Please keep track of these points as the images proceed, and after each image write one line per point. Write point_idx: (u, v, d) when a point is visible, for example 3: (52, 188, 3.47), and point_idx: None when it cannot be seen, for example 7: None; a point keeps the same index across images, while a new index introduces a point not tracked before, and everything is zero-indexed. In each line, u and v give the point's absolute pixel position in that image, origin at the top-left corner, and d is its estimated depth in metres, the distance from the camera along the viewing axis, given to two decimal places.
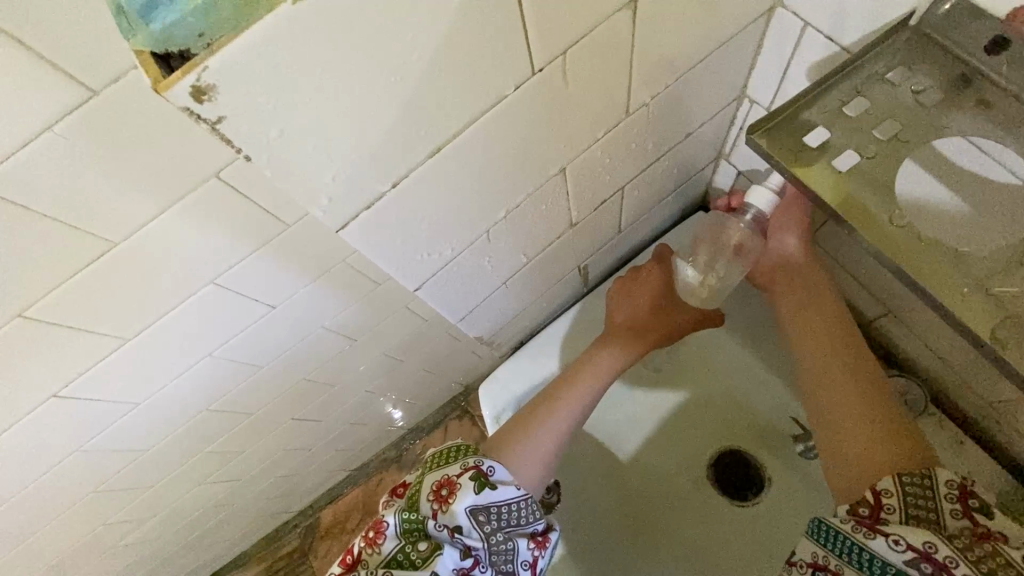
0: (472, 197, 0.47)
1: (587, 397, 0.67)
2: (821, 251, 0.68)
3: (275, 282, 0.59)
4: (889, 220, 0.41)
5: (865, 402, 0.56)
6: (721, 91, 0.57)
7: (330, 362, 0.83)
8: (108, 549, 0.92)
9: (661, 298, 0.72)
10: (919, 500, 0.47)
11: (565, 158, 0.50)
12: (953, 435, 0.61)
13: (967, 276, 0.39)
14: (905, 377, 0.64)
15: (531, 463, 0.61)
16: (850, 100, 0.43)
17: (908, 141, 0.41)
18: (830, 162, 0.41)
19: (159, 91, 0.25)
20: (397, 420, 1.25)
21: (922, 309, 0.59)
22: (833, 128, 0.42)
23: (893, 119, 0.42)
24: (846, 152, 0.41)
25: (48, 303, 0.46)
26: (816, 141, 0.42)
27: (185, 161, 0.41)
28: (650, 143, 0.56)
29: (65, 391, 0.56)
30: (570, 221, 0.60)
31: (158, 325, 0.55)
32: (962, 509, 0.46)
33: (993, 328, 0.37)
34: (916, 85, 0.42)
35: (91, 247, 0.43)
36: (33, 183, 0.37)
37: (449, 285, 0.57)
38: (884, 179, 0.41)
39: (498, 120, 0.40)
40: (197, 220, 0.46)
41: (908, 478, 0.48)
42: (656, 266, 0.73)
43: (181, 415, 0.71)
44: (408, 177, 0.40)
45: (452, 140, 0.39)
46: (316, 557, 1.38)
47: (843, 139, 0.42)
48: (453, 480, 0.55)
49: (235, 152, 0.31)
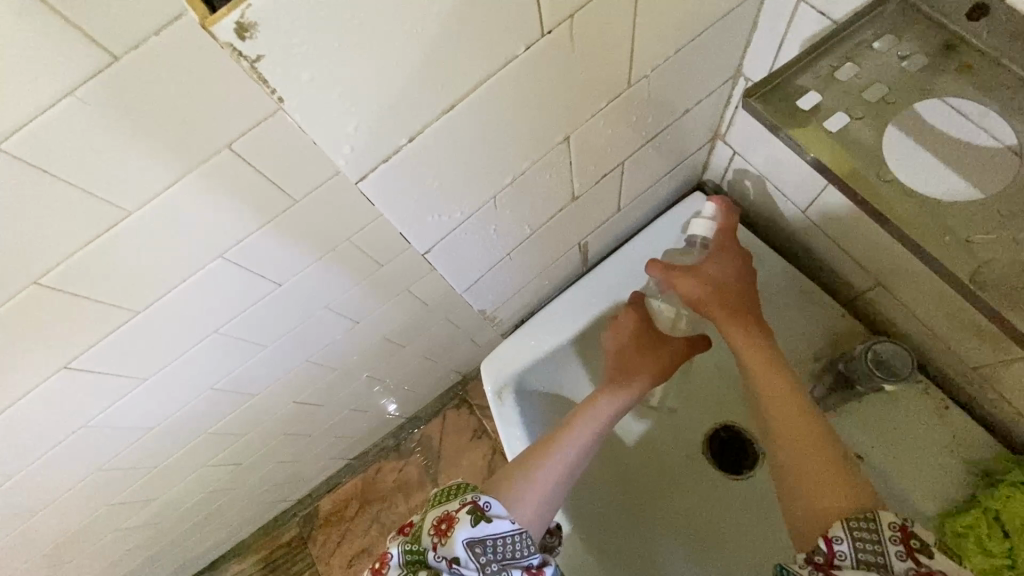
0: (479, 162, 0.48)
1: (589, 438, 0.65)
2: (810, 225, 0.67)
3: (282, 258, 0.61)
4: (877, 176, 0.42)
5: (809, 436, 0.56)
6: (719, 68, 0.58)
7: (333, 344, 0.84)
8: (112, 532, 0.93)
9: (644, 342, 0.71)
10: (868, 544, 0.48)
11: (570, 126, 0.51)
12: (938, 400, 0.63)
13: (952, 226, 0.41)
14: (894, 343, 0.61)
15: (529, 501, 0.60)
16: (840, 66, 0.45)
17: (896, 103, 0.44)
18: (823, 125, 0.43)
19: (208, 23, 0.27)
20: (393, 409, 1.26)
21: (925, 274, 0.56)
22: (825, 92, 0.44)
23: (881, 82, 0.44)
24: (836, 114, 0.43)
25: (62, 273, 0.47)
26: (808, 104, 0.44)
27: (204, 131, 0.42)
28: (650, 118, 0.57)
29: (75, 363, 0.57)
30: (573, 194, 0.62)
31: (167, 299, 0.56)
32: (905, 549, 0.48)
33: (972, 272, 0.39)
34: (902, 52, 0.44)
35: (106, 215, 0.44)
36: (60, 148, 0.38)
37: (457, 252, 0.59)
38: (872, 141, 0.43)
39: (504, 85, 0.42)
40: (208, 189, 0.47)
41: (855, 523, 0.49)
42: (631, 310, 0.72)
43: (187, 393, 0.72)
44: (423, 133, 0.42)
45: (464, 98, 0.41)
46: (316, 546, 1.39)
47: (834, 102, 0.44)
48: (452, 515, 0.56)
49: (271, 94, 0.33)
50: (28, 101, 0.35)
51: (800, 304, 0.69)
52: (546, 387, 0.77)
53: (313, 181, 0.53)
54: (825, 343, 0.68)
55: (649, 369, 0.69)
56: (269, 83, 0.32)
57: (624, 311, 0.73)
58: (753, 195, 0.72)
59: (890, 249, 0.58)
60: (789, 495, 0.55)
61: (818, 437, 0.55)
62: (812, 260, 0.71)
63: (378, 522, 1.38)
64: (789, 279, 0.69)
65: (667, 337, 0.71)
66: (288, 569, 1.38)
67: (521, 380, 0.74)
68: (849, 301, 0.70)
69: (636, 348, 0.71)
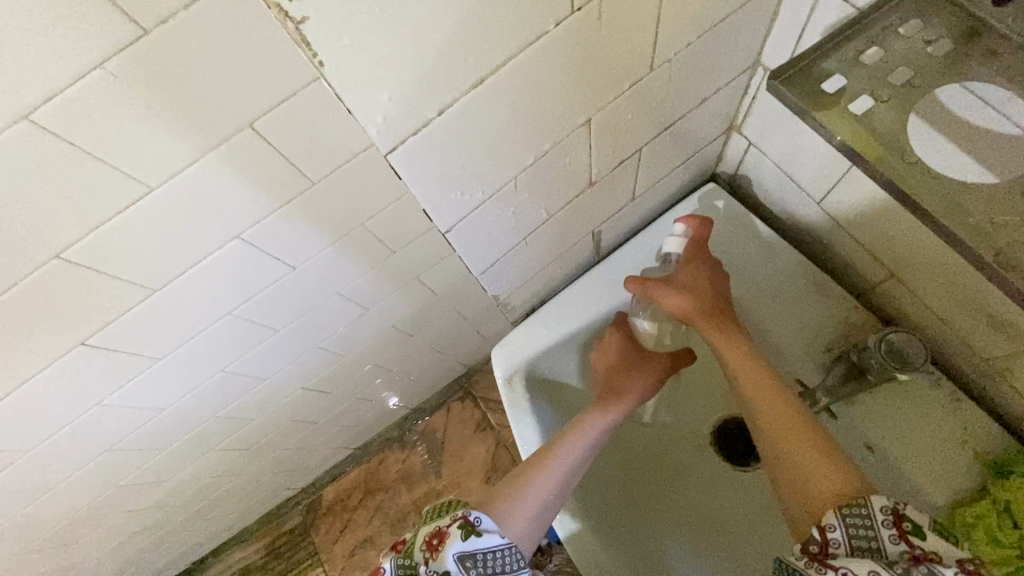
0: (499, 140, 0.48)
1: (583, 448, 0.65)
2: (826, 217, 0.66)
3: (298, 241, 0.61)
4: (901, 158, 0.42)
5: (790, 428, 0.56)
6: (738, 56, 0.58)
7: (343, 331, 0.85)
8: (119, 513, 0.94)
9: (631, 360, 0.71)
10: (860, 530, 0.48)
11: (592, 109, 0.51)
12: (949, 392, 0.63)
13: (977, 207, 0.40)
14: (908, 332, 0.60)
15: (520, 516, 0.60)
16: (865, 50, 0.45)
17: (922, 86, 0.44)
18: (848, 106, 0.43)
19: None
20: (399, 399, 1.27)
21: (941, 264, 0.56)
22: (850, 76, 0.44)
23: (906, 66, 0.44)
24: (861, 97, 0.43)
25: (84, 246, 0.47)
26: (833, 87, 0.44)
27: (227, 107, 0.43)
28: (669, 104, 0.57)
29: (92, 339, 0.57)
30: (590, 179, 0.62)
31: (184, 277, 0.57)
32: (898, 533, 0.48)
33: (997, 251, 0.39)
34: (927, 36, 0.45)
35: (128, 190, 0.45)
36: (86, 122, 0.39)
37: (474, 234, 0.59)
38: (897, 123, 0.43)
39: (530, 62, 0.42)
40: (228, 167, 0.48)
41: (848, 510, 0.49)
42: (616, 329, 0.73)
43: (200, 375, 0.73)
44: (450, 108, 0.43)
45: (494, 72, 0.42)
46: (318, 534, 1.39)
47: (858, 86, 0.44)
48: (444, 530, 0.56)
49: (312, 55, 0.34)
50: (59, 72, 0.35)
51: (810, 292, 0.68)
52: (557, 375, 0.77)
53: (331, 163, 0.53)
54: (836, 333, 0.67)
55: (637, 387, 0.69)
56: (312, 45, 0.33)
57: (609, 331, 0.74)
58: (767, 185, 0.72)
59: (906, 238, 0.58)
60: (784, 492, 0.55)
61: (798, 427, 0.56)
62: (826, 252, 0.71)
63: (381, 512, 1.38)
64: (799, 268, 0.69)
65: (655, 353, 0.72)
66: (291, 557, 1.39)
67: (532, 366, 0.74)
68: (863, 294, 0.69)
69: (623, 365, 0.71)
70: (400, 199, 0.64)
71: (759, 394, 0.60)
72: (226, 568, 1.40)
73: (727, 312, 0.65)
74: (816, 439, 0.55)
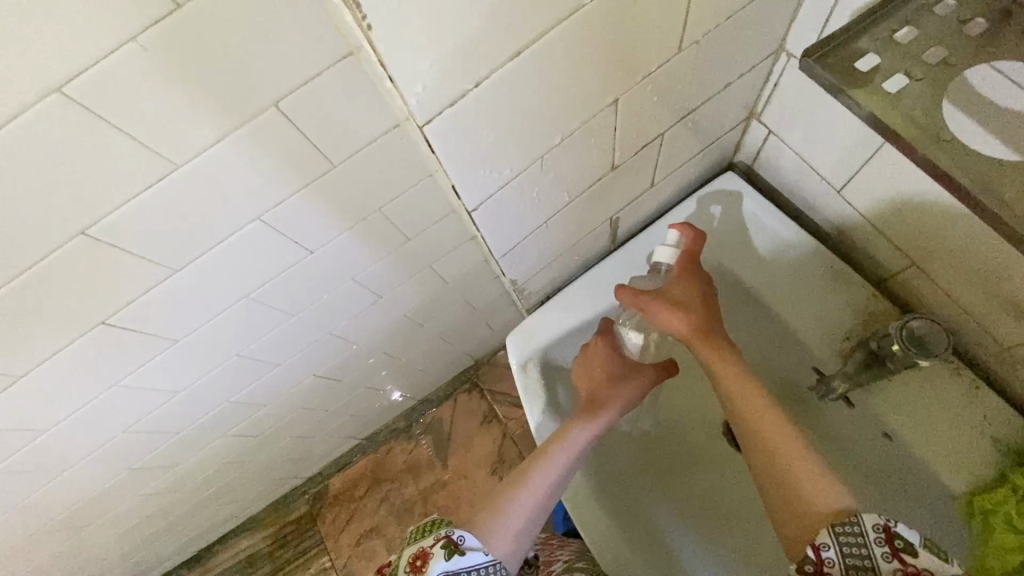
0: (524, 122, 0.48)
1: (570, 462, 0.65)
2: (846, 205, 0.66)
3: (317, 224, 0.61)
4: (938, 136, 0.42)
5: (778, 442, 0.56)
6: (762, 43, 0.57)
7: (356, 318, 0.85)
8: (131, 497, 0.95)
9: (616, 372, 0.69)
10: (854, 549, 0.48)
11: (619, 89, 0.51)
12: (969, 380, 0.61)
13: (1013, 188, 0.40)
14: (925, 317, 0.56)
15: (505, 531, 0.58)
16: (900, 28, 0.45)
17: (956, 64, 0.44)
18: (880, 85, 0.43)
19: None
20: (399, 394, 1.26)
21: (965, 251, 0.55)
22: (885, 54, 0.45)
23: (940, 45, 0.44)
24: (896, 75, 0.43)
25: (109, 223, 0.48)
26: (867, 66, 0.44)
27: (256, 83, 0.43)
28: (693, 88, 0.57)
29: (113, 318, 0.58)
30: (613, 163, 0.61)
31: (205, 258, 0.57)
32: (891, 550, 0.48)
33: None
34: (962, 15, 0.44)
35: (154, 166, 0.45)
36: (116, 97, 0.39)
37: (497, 217, 0.58)
38: (926, 104, 0.42)
39: (564, 35, 0.42)
40: (252, 146, 0.48)
41: (840, 528, 0.49)
42: (600, 339, 0.71)
43: (216, 358, 0.74)
44: (484, 84, 0.42)
45: (531, 45, 0.41)
46: (324, 523, 1.40)
47: (893, 63, 0.44)
48: (428, 551, 0.54)
49: (361, 18, 0.34)
50: (93, 45, 0.36)
51: (828, 282, 0.68)
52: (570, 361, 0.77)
53: (352, 145, 0.54)
54: (856, 322, 0.66)
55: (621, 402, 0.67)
56: (362, 6, 0.33)
57: (594, 339, 0.72)
58: (786, 173, 0.72)
59: (928, 224, 0.57)
60: (777, 509, 0.55)
61: (784, 440, 0.56)
62: (843, 242, 0.71)
63: (387, 502, 1.39)
64: (817, 256, 0.68)
65: (638, 364, 0.70)
66: (298, 545, 1.39)
67: (546, 353, 0.74)
68: (880, 283, 0.69)
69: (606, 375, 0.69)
70: (419, 183, 0.64)
71: (745, 409, 0.60)
72: (233, 556, 1.41)
73: (716, 327, 0.65)
74: (805, 452, 0.55)
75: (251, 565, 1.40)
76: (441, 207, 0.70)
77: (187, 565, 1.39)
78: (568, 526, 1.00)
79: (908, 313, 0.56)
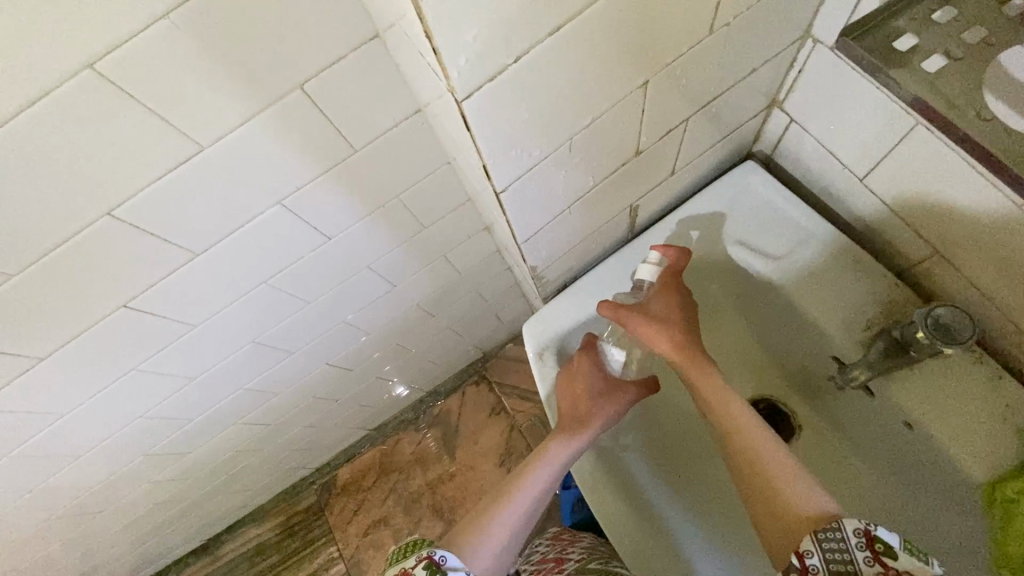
0: (557, 108, 0.47)
1: (549, 479, 0.64)
2: (870, 193, 0.65)
3: (336, 210, 0.61)
4: None
5: (756, 449, 0.55)
6: (789, 28, 0.57)
7: (370, 306, 0.85)
8: (143, 483, 0.95)
9: (600, 389, 0.68)
10: (837, 555, 0.45)
11: (650, 71, 0.50)
12: (991, 369, 0.61)
13: None
14: (952, 305, 0.56)
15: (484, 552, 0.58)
16: (940, 8, 0.47)
17: (995, 44, 0.45)
18: (919, 65, 0.47)
19: None
20: (402, 390, 1.27)
21: (996, 240, 0.54)
22: (925, 33, 0.47)
23: (981, 25, 0.46)
24: (934, 56, 0.47)
25: (134, 204, 0.48)
26: (905, 46, 0.48)
27: (283, 61, 0.44)
28: (720, 72, 0.56)
29: (134, 301, 0.58)
30: (637, 149, 0.60)
31: (227, 242, 0.57)
32: (873, 554, 0.45)
33: None
34: None
35: (181, 147, 0.45)
36: (146, 76, 0.40)
37: (523, 203, 0.56)
38: None
39: (602, 13, 0.41)
40: (277, 127, 0.48)
41: (823, 535, 0.46)
42: (583, 355, 0.70)
43: (232, 344, 0.74)
44: (517, 63, 0.40)
45: (570, 22, 0.40)
46: (332, 513, 1.41)
47: (932, 43, 0.47)
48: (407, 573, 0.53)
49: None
50: (127, 21, 0.36)
51: (851, 271, 0.68)
52: None
53: (374, 129, 0.54)
54: (877, 312, 0.66)
55: (602, 418, 0.67)
56: None
57: (577, 355, 0.71)
58: (806, 163, 0.71)
59: (954, 212, 0.57)
60: (759, 518, 0.53)
61: (761, 446, 0.55)
62: (865, 232, 0.70)
63: (395, 493, 1.39)
64: (837, 247, 0.68)
65: (618, 383, 0.70)
66: (305, 535, 1.40)
67: (563, 342, 0.74)
68: (901, 274, 0.68)
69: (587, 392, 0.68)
70: (437, 170, 0.65)
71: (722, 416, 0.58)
72: (240, 545, 1.42)
73: (693, 339, 0.65)
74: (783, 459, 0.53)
75: (259, 555, 1.41)
76: (459, 193, 0.70)
77: (194, 553, 1.40)
78: (575, 517, 1.00)
79: (933, 301, 0.56)
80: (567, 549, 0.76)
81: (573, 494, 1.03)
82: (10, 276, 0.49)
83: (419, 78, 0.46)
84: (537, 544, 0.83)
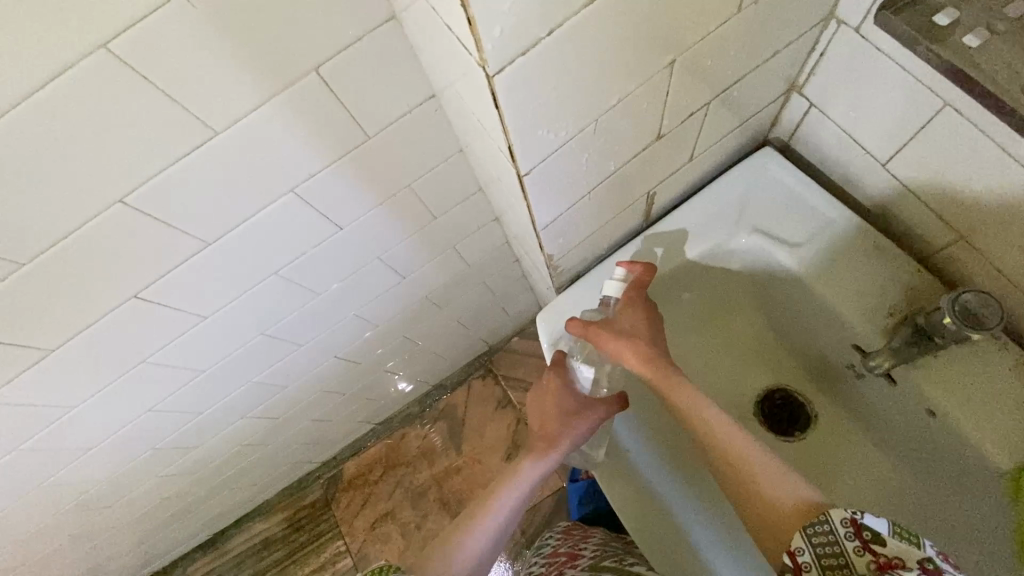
0: (582, 89, 0.46)
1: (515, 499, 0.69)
2: (894, 178, 0.64)
3: (349, 198, 0.61)
4: None
5: (739, 445, 0.55)
6: (814, 9, 0.55)
7: (380, 297, 0.84)
8: (150, 478, 0.94)
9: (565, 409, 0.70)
10: (827, 549, 0.44)
11: (676, 50, 0.49)
12: (1016, 356, 0.60)
13: None
14: (980, 290, 0.54)
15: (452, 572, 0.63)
16: None
17: None
18: (959, 41, 0.46)
19: None
20: (404, 387, 1.27)
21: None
22: (965, 7, 0.46)
23: None
24: (975, 31, 0.46)
25: (144, 191, 0.47)
26: (946, 20, 0.47)
27: (306, 40, 0.43)
28: (744, 53, 0.55)
29: (144, 292, 0.57)
30: (657, 133, 0.59)
31: (240, 231, 0.56)
32: (861, 543, 0.44)
33: None
34: None
35: (194, 132, 0.45)
36: (161, 57, 0.39)
37: (543, 189, 0.55)
38: None
39: None
40: (293, 110, 0.47)
41: (812, 530, 0.46)
42: (552, 374, 0.70)
43: (242, 336, 0.73)
44: (545, 40, 0.39)
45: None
46: (339, 508, 1.40)
47: (972, 19, 0.46)
48: None
49: None
50: None
51: (871, 258, 0.67)
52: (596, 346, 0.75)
53: (389, 115, 0.53)
54: (900, 299, 0.65)
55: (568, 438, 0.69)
56: None
57: (547, 374, 0.72)
58: (825, 149, 0.70)
59: (982, 195, 0.56)
60: (749, 513, 0.53)
61: (742, 443, 0.55)
62: (885, 218, 0.69)
63: (401, 486, 1.39)
64: (858, 234, 0.68)
65: (585, 403, 0.69)
66: (311, 530, 1.40)
67: None
68: (922, 260, 0.68)
69: (554, 412, 0.71)
70: (449, 158, 0.64)
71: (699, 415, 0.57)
72: (247, 540, 1.41)
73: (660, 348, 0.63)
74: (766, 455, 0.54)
75: (265, 549, 1.41)
76: (470, 181, 0.69)
77: (200, 548, 1.40)
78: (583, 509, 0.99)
79: (963, 287, 0.55)
80: (579, 544, 0.76)
81: (581, 488, 1.02)
82: (19, 266, 0.48)
83: (438, 61, 0.45)
84: (547, 535, 0.84)
